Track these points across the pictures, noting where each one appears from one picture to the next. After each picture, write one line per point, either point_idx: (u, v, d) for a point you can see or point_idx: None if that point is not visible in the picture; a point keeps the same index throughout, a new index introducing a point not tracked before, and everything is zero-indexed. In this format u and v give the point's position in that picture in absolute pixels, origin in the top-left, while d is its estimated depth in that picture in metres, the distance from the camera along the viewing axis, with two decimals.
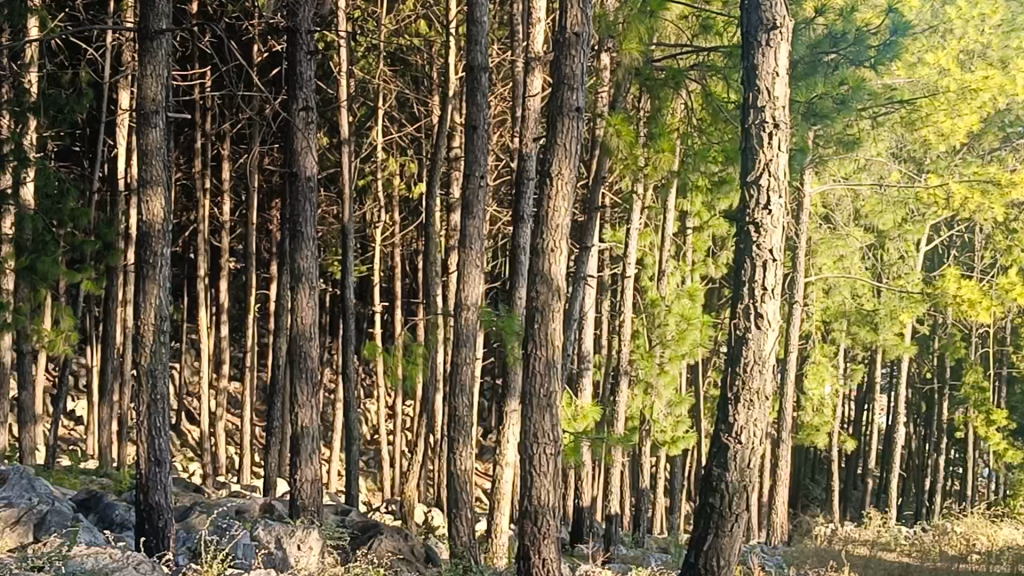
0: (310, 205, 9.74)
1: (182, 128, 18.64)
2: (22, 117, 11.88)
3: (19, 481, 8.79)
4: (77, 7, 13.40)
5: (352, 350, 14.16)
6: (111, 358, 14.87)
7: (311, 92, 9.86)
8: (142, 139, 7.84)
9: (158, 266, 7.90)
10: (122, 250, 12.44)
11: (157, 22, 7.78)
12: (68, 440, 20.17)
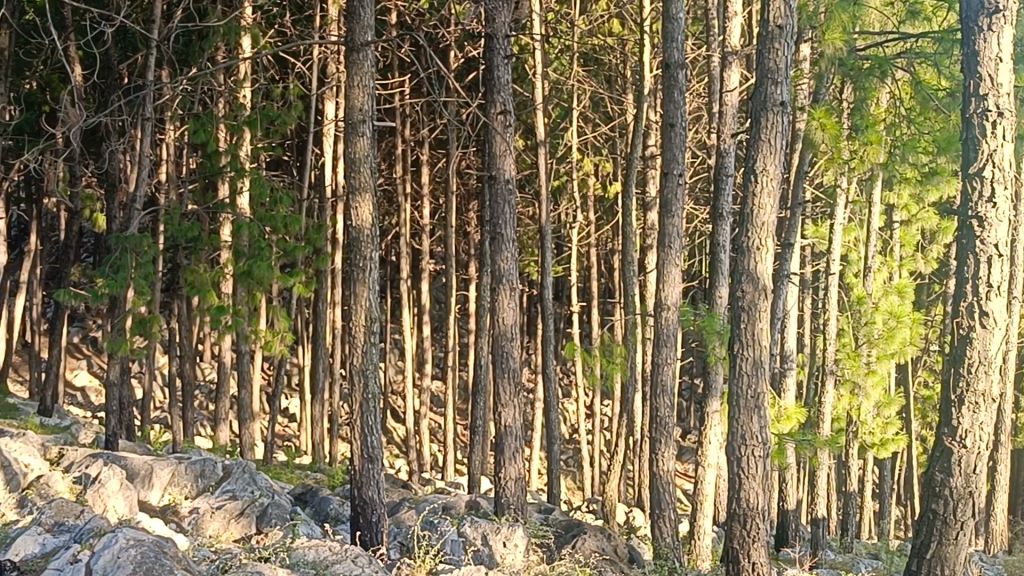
0: (510, 207, 9.87)
1: (385, 137, 19.24)
2: (239, 130, 12.51)
3: (241, 474, 9.28)
4: (286, 23, 13.99)
5: (553, 350, 14.26)
6: (322, 358, 15.50)
7: (509, 96, 9.90)
8: (351, 147, 8.12)
9: (368, 269, 8.18)
10: (331, 255, 12.94)
11: (362, 34, 8.08)
12: (283, 437, 21.15)
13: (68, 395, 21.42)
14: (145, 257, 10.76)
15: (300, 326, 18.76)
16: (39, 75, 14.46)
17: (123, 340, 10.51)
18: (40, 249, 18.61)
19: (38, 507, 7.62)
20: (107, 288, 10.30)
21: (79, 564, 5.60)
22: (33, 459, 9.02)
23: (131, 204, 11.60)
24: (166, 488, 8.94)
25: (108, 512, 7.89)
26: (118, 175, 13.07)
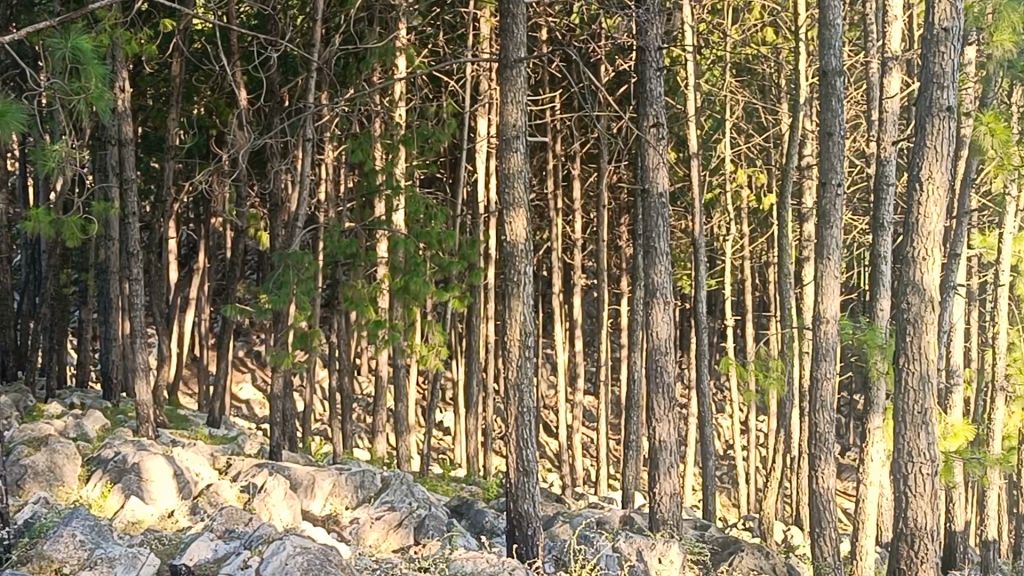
0: (664, 220, 9.78)
1: (537, 152, 19.38)
2: (395, 149, 12.79)
3: (399, 485, 9.43)
4: (439, 43, 14.24)
5: (707, 365, 14.06)
6: (476, 372, 15.66)
7: (661, 108, 9.80)
8: (505, 163, 8.20)
9: (522, 284, 8.24)
10: (485, 270, 13.09)
11: (516, 51, 8.16)
12: (438, 450, 21.44)
13: (234, 407, 22.24)
14: (307, 273, 11.08)
15: (454, 340, 19.00)
16: (208, 100, 15.11)
17: (286, 354, 10.82)
18: (208, 266, 19.39)
19: (209, 514, 7.93)
20: (271, 303, 10.66)
21: (250, 569, 5.82)
22: (203, 468, 9.38)
23: (293, 223, 11.97)
24: (328, 497, 9.17)
25: (274, 520, 8.15)
26: (280, 194, 13.54)
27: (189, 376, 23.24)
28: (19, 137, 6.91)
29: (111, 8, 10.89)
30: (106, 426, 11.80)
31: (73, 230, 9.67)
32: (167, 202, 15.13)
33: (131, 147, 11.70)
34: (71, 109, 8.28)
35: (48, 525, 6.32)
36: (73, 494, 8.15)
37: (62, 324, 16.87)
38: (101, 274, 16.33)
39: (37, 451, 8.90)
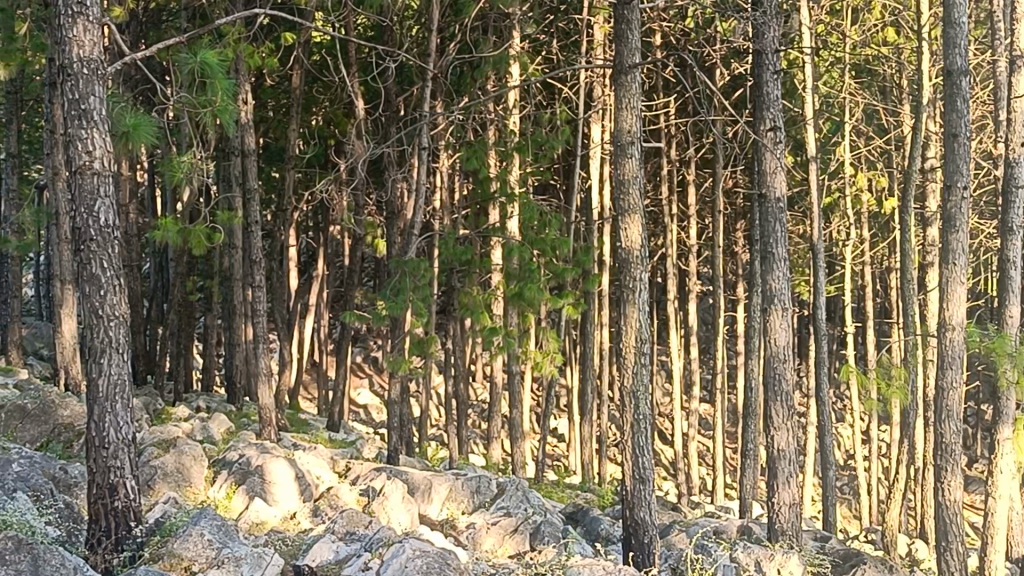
0: (781, 225, 9.61)
1: (652, 158, 19.27)
2: (508, 156, 12.86)
3: (515, 491, 9.47)
4: (553, 50, 14.27)
5: (827, 373, 13.79)
6: (590, 379, 15.62)
7: (779, 111, 9.63)
8: (620, 169, 8.17)
9: (637, 290, 8.20)
10: (599, 277, 13.04)
11: (630, 57, 8.13)
12: (553, 457, 21.44)
13: (352, 411, 22.63)
14: (422, 280, 11.20)
15: (568, 347, 19.00)
16: (327, 111, 15.42)
17: (402, 360, 10.95)
18: (327, 273, 19.78)
19: (329, 517, 8.10)
20: (388, 309, 10.81)
21: (370, 572, 5.92)
22: (324, 471, 9.57)
23: (410, 230, 12.12)
24: (444, 502, 9.25)
25: (392, 523, 8.26)
26: (397, 202, 13.74)
27: (309, 381, 23.73)
28: (151, 150, 7.19)
29: (235, 23, 11.21)
30: (230, 429, 12.11)
31: (200, 238, 9.97)
32: (288, 211, 15.48)
33: (254, 157, 12.01)
34: (198, 122, 8.57)
35: (177, 524, 6.53)
36: (199, 495, 8.43)
37: (188, 329, 17.41)
38: (224, 281, 16.79)
39: (165, 452, 9.20)
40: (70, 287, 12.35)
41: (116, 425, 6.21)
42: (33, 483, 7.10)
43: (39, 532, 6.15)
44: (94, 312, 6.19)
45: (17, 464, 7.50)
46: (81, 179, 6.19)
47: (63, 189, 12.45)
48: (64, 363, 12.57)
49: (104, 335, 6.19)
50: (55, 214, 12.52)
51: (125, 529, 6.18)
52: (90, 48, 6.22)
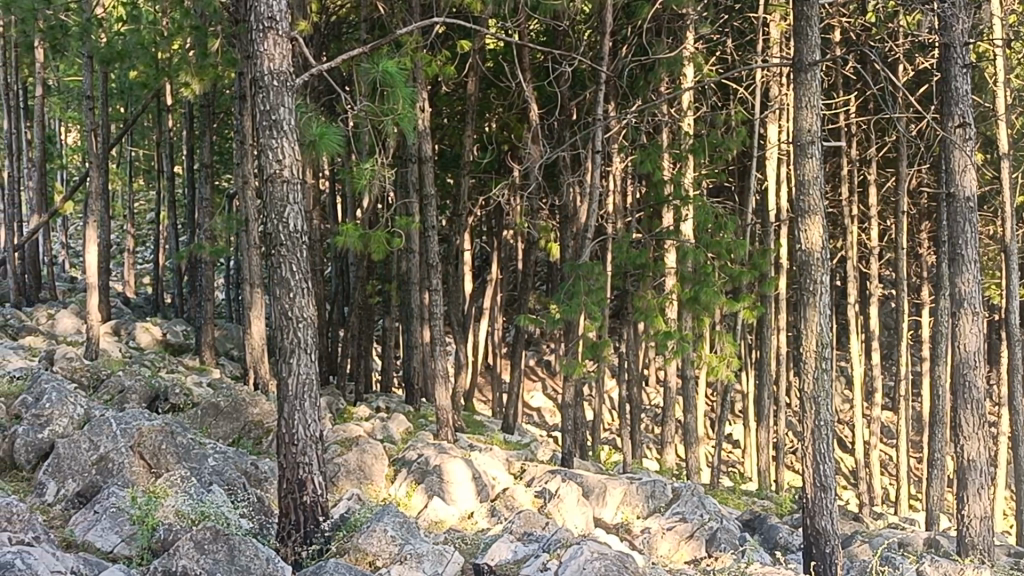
0: (970, 225, 9.20)
1: (831, 158, 18.75)
2: (682, 158, 12.74)
3: (690, 497, 9.34)
4: (728, 49, 14.07)
5: (1021, 381, 13.10)
6: (767, 384, 15.32)
7: (969, 106, 9.20)
8: (800, 169, 7.98)
9: (819, 293, 7.97)
10: (777, 280, 12.76)
11: (810, 53, 7.92)
12: (728, 463, 21.11)
13: (526, 414, 22.83)
14: (596, 284, 11.21)
15: (743, 352, 18.66)
16: (501, 116, 15.61)
17: (577, 363, 10.95)
18: (501, 277, 20.04)
19: (506, 517, 8.20)
20: (562, 312, 10.85)
21: (549, 572, 5.97)
22: (499, 472, 9.70)
23: (584, 234, 12.15)
24: (619, 506, 9.22)
25: (567, 525, 8.31)
26: (571, 207, 13.79)
27: (484, 383, 24.08)
28: (335, 156, 7.43)
29: (413, 33, 11.47)
30: (409, 429, 12.41)
31: (379, 242, 10.25)
32: (464, 216, 15.75)
33: (431, 164, 12.27)
34: (379, 129, 8.81)
35: (361, 519, 6.71)
36: (381, 493, 8.67)
37: (368, 331, 17.92)
38: (403, 285, 17.20)
39: (349, 451, 9.48)
40: (259, 290, 12.87)
41: (305, 422, 6.45)
42: (227, 477, 7.46)
43: (234, 524, 6.44)
44: (284, 314, 6.45)
45: (212, 458, 7.88)
46: (272, 186, 6.47)
47: (252, 196, 12.99)
48: (254, 364, 13.11)
49: (294, 336, 6.44)
50: (245, 220, 13.08)
51: (313, 523, 6.39)
52: (280, 61, 6.47)
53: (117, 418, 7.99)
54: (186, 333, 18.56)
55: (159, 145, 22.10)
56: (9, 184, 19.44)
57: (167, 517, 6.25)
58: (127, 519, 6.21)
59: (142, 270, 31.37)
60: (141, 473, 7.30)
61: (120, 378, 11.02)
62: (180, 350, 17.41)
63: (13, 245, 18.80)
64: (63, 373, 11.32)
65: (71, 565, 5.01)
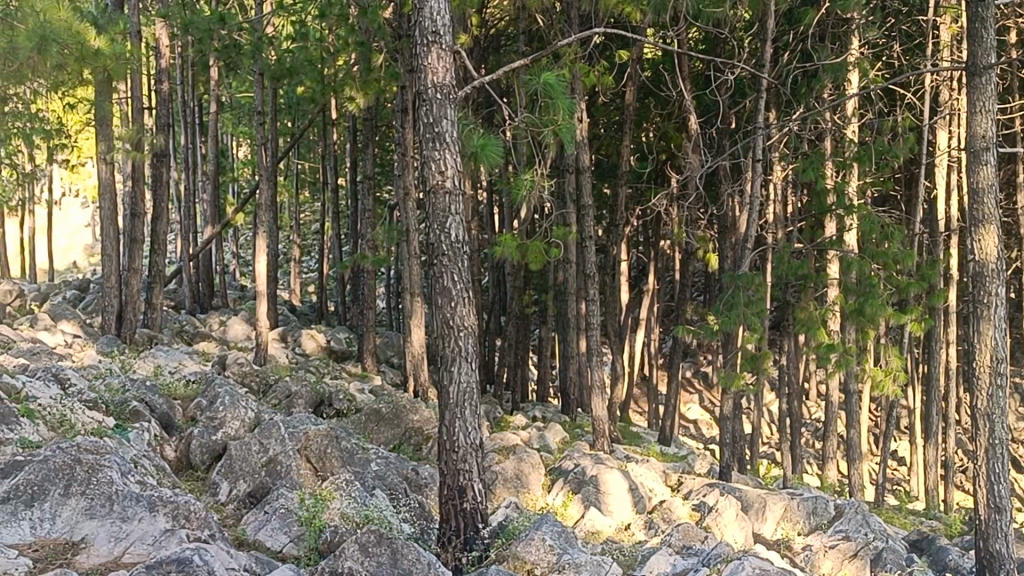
0: None
1: (1006, 165, 17.95)
2: (846, 166, 12.40)
3: (854, 515, 9.05)
4: (895, 53, 13.64)
5: None
6: (936, 401, 14.77)
7: None
8: (973, 178, 7.67)
9: (994, 306, 7.64)
10: (946, 292, 12.29)
11: (985, 57, 7.60)
12: (893, 482, 20.42)
13: (682, 426, 22.58)
14: (756, 295, 11.01)
15: (911, 366, 18.04)
16: (659, 125, 15.51)
17: (736, 376, 10.73)
18: (658, 287, 19.91)
19: (664, 530, 8.12)
20: (721, 324, 10.68)
21: None
22: (657, 485, 9.63)
23: (745, 245, 11.95)
24: (779, 522, 9.03)
25: (726, 540, 8.19)
26: (730, 217, 13.59)
27: (641, 395, 23.94)
28: (495, 168, 7.53)
29: (571, 44, 11.52)
30: (566, 439, 12.43)
31: (537, 253, 10.33)
32: (621, 227, 15.70)
33: (589, 174, 12.29)
34: (538, 140, 8.88)
35: (519, 528, 6.73)
36: (538, 502, 8.73)
37: (525, 341, 18.04)
38: (560, 295, 17.25)
39: (507, 459, 9.57)
40: (419, 299, 13.12)
41: (465, 429, 6.53)
42: (389, 481, 7.66)
43: (397, 528, 6.58)
44: (446, 322, 6.58)
45: (375, 463, 8.10)
46: (435, 197, 6.60)
47: (413, 207, 13.26)
48: (414, 371, 13.37)
49: (454, 345, 6.55)
50: (406, 231, 13.36)
51: (473, 529, 6.46)
52: (444, 74, 6.59)
53: (285, 422, 8.28)
54: (349, 340, 19.05)
55: (324, 158, 22.78)
56: (186, 196, 20.34)
57: (333, 519, 6.41)
58: (296, 519, 6.41)
59: (307, 278, 32.42)
60: (308, 476, 7.54)
61: (288, 383, 11.41)
62: (343, 357, 17.89)
63: (189, 254, 19.67)
64: (235, 378, 11.78)
65: (244, 563, 5.20)
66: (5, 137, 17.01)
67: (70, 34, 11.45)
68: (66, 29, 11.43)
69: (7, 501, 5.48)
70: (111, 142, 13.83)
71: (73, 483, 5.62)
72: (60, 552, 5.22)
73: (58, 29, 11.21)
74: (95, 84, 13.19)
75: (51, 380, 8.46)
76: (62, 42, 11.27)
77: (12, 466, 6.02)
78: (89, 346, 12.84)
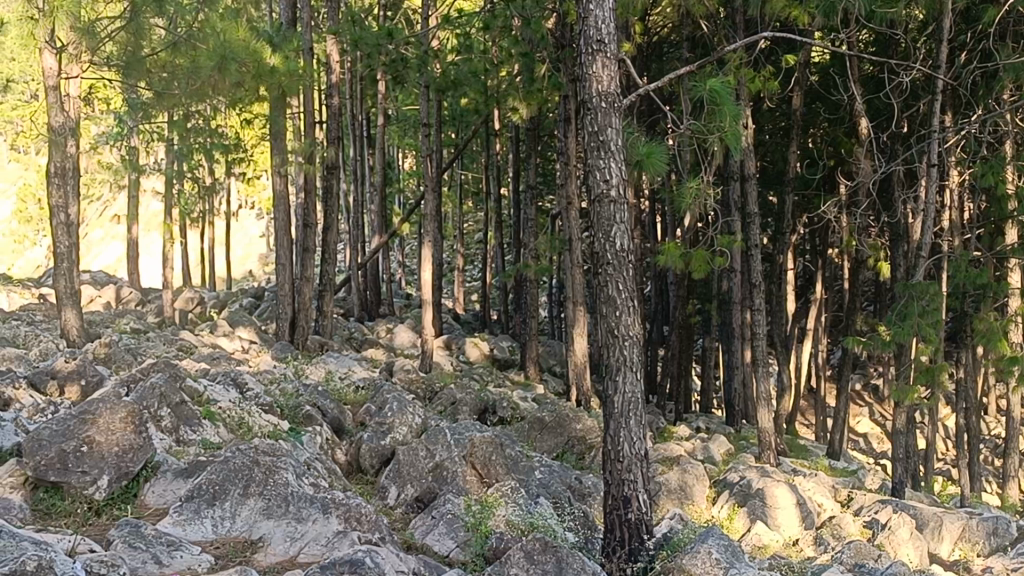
0: None
1: None
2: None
3: None
4: None
5: None
6: None
7: None
8: None
9: None
10: None
11: None
12: None
13: (852, 440, 21.92)
14: (932, 305, 10.60)
15: None
16: (828, 131, 15.13)
17: (909, 390, 10.32)
18: (826, 297, 19.41)
19: (834, 547, 7.88)
20: (893, 335, 10.33)
21: None
22: (826, 500, 9.40)
23: (920, 254, 11.52)
24: (956, 541, 8.70)
25: (900, 558, 7.90)
26: (903, 224, 13.13)
27: (808, 407, 23.37)
28: (661, 177, 7.47)
29: (737, 50, 11.36)
30: (731, 451, 12.23)
31: (701, 262, 10.21)
32: (788, 235, 15.36)
33: (754, 182, 12.07)
34: (704, 146, 8.74)
35: (685, 540, 6.59)
36: (703, 514, 8.63)
37: (688, 350, 17.85)
38: (724, 304, 17.01)
39: (671, 470, 9.49)
40: (582, 308, 13.13)
41: (630, 439, 6.48)
42: (553, 490, 7.67)
43: (561, 537, 6.60)
44: (611, 331, 6.56)
45: (539, 471, 8.14)
46: (600, 207, 6.60)
47: (576, 216, 13.29)
48: (577, 380, 13.39)
49: (620, 354, 6.53)
50: (569, 240, 13.40)
51: (637, 541, 6.38)
52: (608, 82, 6.58)
53: (452, 428, 8.41)
54: (512, 349, 19.22)
55: (488, 169, 23.08)
56: (355, 207, 20.90)
57: (499, 526, 6.50)
58: (462, 525, 6.49)
59: (470, 287, 32.90)
60: (473, 483, 7.64)
61: (453, 391, 11.59)
62: (506, 365, 18.07)
63: (357, 263, 20.21)
64: (401, 385, 12.04)
65: (413, 566, 5.30)
66: (187, 152, 17.80)
67: (249, 52, 11.77)
68: (245, 47, 11.80)
69: (191, 499, 5.74)
70: (285, 155, 14.30)
71: (252, 484, 5.86)
72: (239, 550, 5.44)
73: (237, 47, 11.61)
74: (271, 100, 13.69)
75: (231, 384, 8.84)
76: (239, 60, 11.63)
77: (197, 466, 6.31)
78: (264, 352, 13.32)
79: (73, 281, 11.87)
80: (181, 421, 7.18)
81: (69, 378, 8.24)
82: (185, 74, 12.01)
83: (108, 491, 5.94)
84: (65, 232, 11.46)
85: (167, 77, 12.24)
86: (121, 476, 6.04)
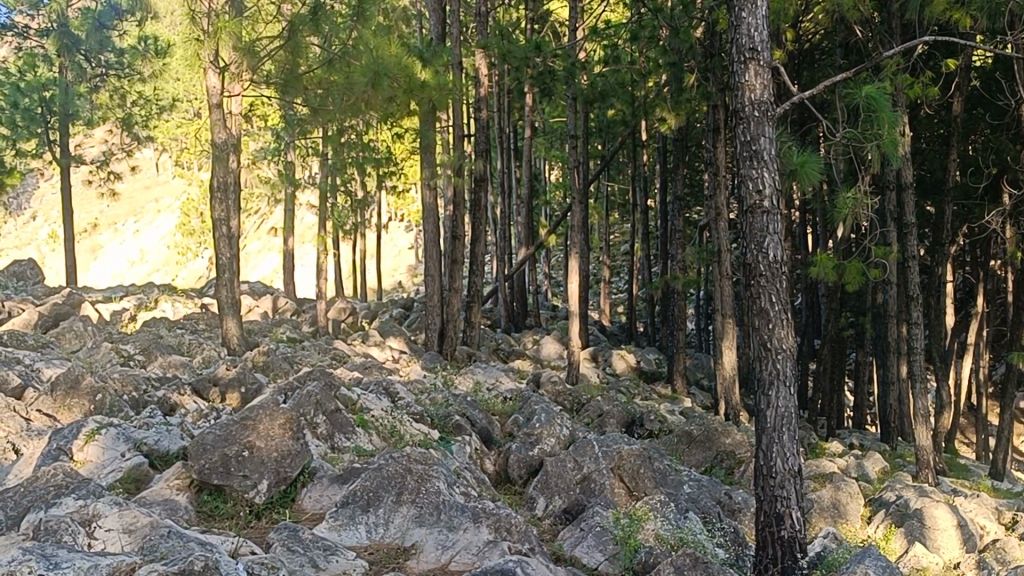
0: None
1: None
2: None
3: None
4: None
5: None
6: None
7: None
8: None
9: None
10: None
11: None
12: None
13: (1015, 459, 20.98)
14: None
15: None
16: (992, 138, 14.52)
17: None
18: (989, 311, 18.61)
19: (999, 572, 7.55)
20: None
21: None
22: (989, 521, 9.01)
23: None
24: None
25: None
26: None
27: (969, 425, 22.44)
28: (815, 187, 7.29)
29: (893, 56, 11.01)
30: (887, 468, 11.84)
31: (856, 274, 9.92)
32: (947, 246, 14.80)
33: (911, 191, 11.68)
34: (859, 155, 8.49)
35: (841, 560, 6.40)
36: (858, 533, 8.37)
37: (840, 365, 17.38)
38: (879, 318, 16.51)
39: (823, 487, 9.24)
40: (731, 321, 12.92)
41: (783, 455, 6.34)
42: (702, 505, 7.57)
43: (712, 552, 6.50)
44: (764, 344, 6.45)
45: (688, 485, 8.04)
46: (752, 217, 6.49)
47: (725, 227, 13.09)
48: (726, 393, 13.18)
49: (773, 367, 6.41)
50: (718, 252, 13.21)
51: (791, 558, 6.22)
52: (762, 90, 6.47)
53: (599, 441, 8.39)
54: (659, 361, 19.05)
55: (635, 179, 22.97)
56: (502, 220, 21.08)
57: (649, 540, 6.49)
58: (611, 538, 6.45)
59: (617, 298, 32.78)
60: (621, 496, 7.60)
61: (600, 402, 11.56)
62: (653, 377, 17.93)
63: (504, 275, 20.38)
64: (548, 396, 12.06)
65: None
66: (340, 166, 18.27)
67: (400, 67, 12.12)
68: (396, 62, 12.12)
69: (346, 505, 5.87)
70: (434, 168, 14.52)
71: (405, 492, 5.97)
72: (392, 556, 5.53)
73: (390, 63, 11.99)
74: (422, 115, 13.93)
75: (383, 393, 9.01)
76: (391, 76, 12.02)
77: (351, 472, 6.43)
78: (414, 361, 13.54)
79: (233, 292, 12.32)
80: (336, 429, 7.37)
81: (230, 385, 8.52)
82: (340, 90, 12.31)
83: (267, 495, 6.11)
84: (226, 244, 11.90)
85: (322, 94, 12.58)
86: (280, 481, 6.21)
